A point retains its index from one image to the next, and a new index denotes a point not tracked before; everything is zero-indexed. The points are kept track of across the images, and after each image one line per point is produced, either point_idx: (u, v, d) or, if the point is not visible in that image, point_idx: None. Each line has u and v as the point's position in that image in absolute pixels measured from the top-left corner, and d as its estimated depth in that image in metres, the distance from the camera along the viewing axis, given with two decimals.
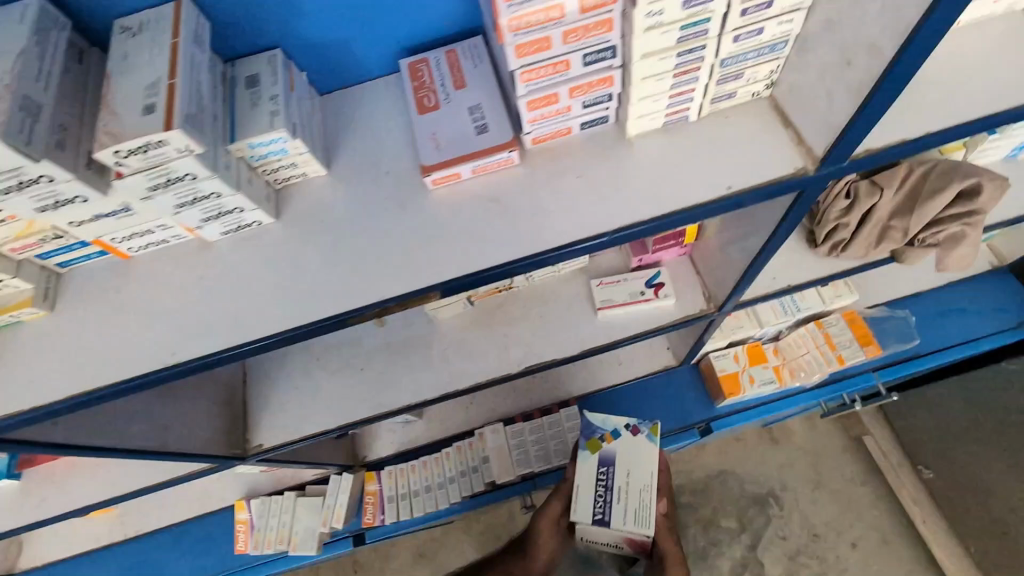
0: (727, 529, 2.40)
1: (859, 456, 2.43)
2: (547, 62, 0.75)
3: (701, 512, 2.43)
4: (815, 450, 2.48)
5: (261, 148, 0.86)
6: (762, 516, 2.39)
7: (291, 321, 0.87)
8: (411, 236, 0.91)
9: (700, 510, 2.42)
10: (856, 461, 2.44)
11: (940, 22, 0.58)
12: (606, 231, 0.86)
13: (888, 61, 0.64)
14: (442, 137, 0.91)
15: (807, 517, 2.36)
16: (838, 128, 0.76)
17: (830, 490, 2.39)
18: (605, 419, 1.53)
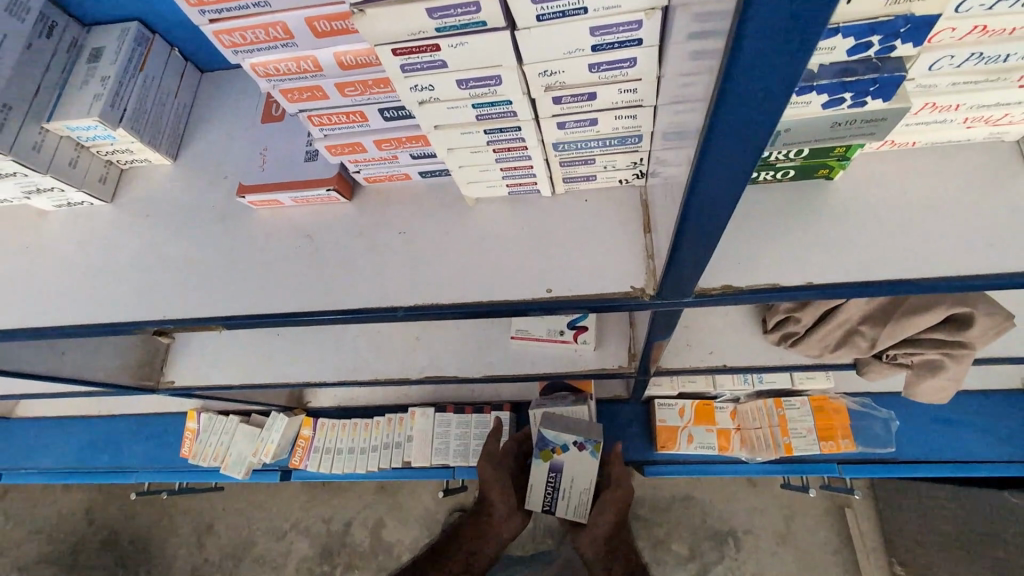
0: (676, 554, 2.30)
1: (830, 527, 2.24)
2: (334, 111, 0.63)
3: (654, 529, 2.34)
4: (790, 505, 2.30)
5: (84, 131, 0.81)
6: (715, 552, 2.28)
7: (88, 314, 0.84)
8: (220, 253, 0.85)
9: (653, 527, 2.34)
10: (829, 530, 2.25)
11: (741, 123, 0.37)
12: (403, 305, 0.75)
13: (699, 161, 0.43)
14: (271, 155, 0.83)
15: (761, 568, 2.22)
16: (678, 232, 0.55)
17: (795, 547, 2.24)
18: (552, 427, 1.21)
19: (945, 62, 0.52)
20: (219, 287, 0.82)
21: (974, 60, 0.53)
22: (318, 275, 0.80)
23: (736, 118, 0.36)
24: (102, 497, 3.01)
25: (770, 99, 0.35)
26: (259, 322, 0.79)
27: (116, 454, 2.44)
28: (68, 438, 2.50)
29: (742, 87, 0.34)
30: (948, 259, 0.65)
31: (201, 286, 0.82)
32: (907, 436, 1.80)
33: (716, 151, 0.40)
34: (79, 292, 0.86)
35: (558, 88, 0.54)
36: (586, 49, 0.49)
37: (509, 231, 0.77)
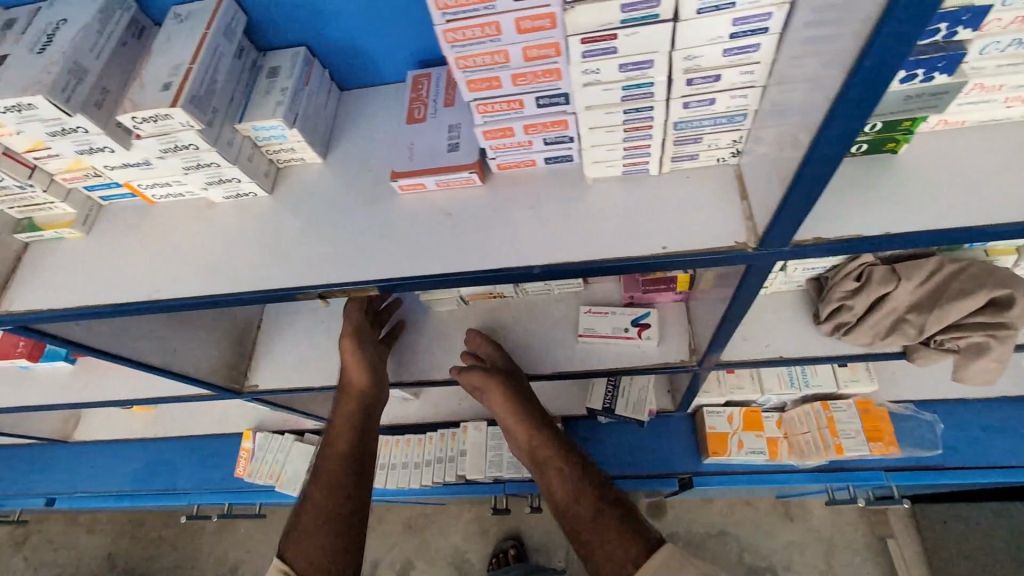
0: None
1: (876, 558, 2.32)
2: (500, 99, 0.80)
3: None
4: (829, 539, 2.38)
5: (265, 131, 0.99)
6: None
7: (258, 286, 0.98)
8: (370, 232, 0.99)
9: None
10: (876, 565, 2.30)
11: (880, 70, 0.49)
12: (538, 264, 0.89)
13: (831, 103, 0.55)
14: (417, 148, 0.99)
15: None
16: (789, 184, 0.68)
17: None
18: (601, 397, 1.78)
19: (993, 46, 0.70)
20: (373, 258, 0.96)
21: (1015, 45, 0.70)
22: (458, 245, 0.94)
23: (872, 71, 0.49)
24: (128, 543, 3.00)
25: (899, 48, 0.47)
26: (413, 283, 0.92)
27: (171, 474, 2.50)
28: (124, 459, 2.58)
29: (885, 47, 0.47)
30: (1005, 210, 0.78)
31: (358, 257, 0.97)
32: (953, 440, 1.86)
33: (849, 109, 0.54)
34: (247, 268, 1.01)
35: (693, 71, 0.71)
36: (726, 36, 0.66)
37: (624, 203, 0.92)
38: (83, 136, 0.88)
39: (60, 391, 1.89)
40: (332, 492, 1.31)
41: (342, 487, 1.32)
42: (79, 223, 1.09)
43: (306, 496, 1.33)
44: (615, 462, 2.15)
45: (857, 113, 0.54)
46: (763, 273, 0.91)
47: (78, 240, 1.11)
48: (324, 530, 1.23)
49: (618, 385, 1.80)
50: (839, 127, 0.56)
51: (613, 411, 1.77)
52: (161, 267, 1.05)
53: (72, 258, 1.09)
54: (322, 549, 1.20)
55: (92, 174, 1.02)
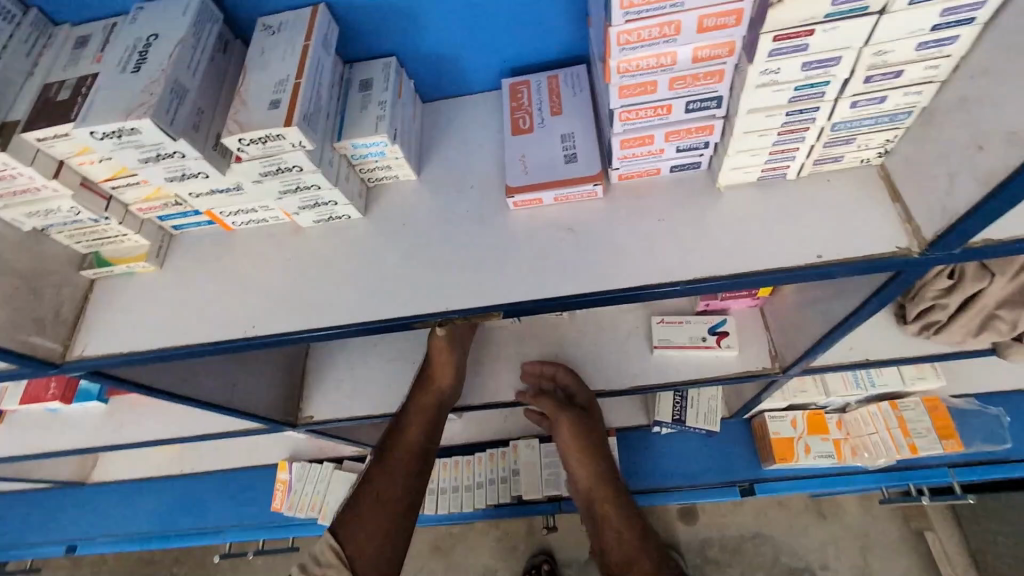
0: None
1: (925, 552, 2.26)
2: (649, 105, 0.75)
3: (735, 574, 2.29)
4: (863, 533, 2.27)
5: (364, 149, 0.92)
6: None
7: (365, 315, 0.91)
8: (482, 252, 0.92)
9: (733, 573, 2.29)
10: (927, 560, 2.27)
11: None
12: (680, 280, 0.83)
13: None
14: (530, 160, 0.92)
15: None
16: (993, 182, 0.64)
17: None
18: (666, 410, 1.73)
19: None
20: (494, 280, 0.89)
21: None
22: (587, 262, 0.88)
23: None
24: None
25: None
26: (545, 305, 0.86)
27: (200, 512, 2.37)
28: (149, 499, 2.44)
29: None
30: None
31: (476, 279, 0.90)
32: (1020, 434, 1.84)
33: None
34: (350, 296, 0.93)
35: (876, 67, 0.66)
36: (928, 28, 0.62)
37: (762, 210, 0.87)
38: (178, 162, 0.81)
39: (94, 432, 1.77)
40: (391, 487, 1.23)
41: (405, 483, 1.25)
42: (152, 256, 1.00)
43: (368, 481, 1.25)
44: (674, 473, 2.08)
45: None
46: (909, 277, 0.87)
47: (150, 274, 1.02)
48: (380, 522, 1.17)
49: (686, 395, 1.74)
50: None
51: (684, 423, 1.72)
52: (250, 300, 0.97)
53: (145, 294, 1.00)
54: (378, 549, 1.13)
55: (171, 203, 0.95)
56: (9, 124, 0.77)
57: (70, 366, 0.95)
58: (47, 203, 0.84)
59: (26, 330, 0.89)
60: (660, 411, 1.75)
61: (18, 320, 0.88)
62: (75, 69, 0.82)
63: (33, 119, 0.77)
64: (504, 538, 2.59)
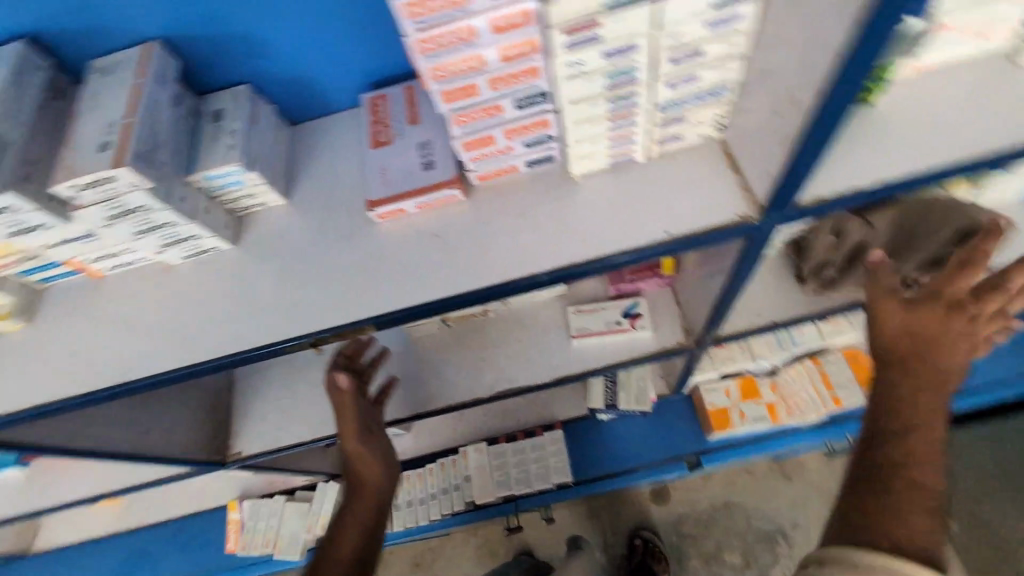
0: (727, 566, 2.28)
1: None
2: (477, 107, 0.76)
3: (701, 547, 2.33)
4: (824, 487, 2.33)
5: (219, 180, 0.91)
6: (770, 553, 2.25)
7: (240, 346, 0.89)
8: (353, 267, 0.92)
9: (699, 545, 2.32)
10: None
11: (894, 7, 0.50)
12: (543, 271, 0.85)
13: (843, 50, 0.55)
14: (390, 171, 0.93)
15: None
16: (794, 144, 0.68)
17: None
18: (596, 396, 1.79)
19: None
20: (363, 294, 0.89)
21: None
22: (454, 265, 0.88)
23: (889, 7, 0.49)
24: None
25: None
26: (416, 313, 0.86)
27: (155, 565, 2.29)
28: (99, 560, 2.34)
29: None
30: (982, 141, 0.80)
31: (347, 296, 0.89)
32: None
33: (858, 55, 0.54)
34: (225, 329, 0.92)
35: (675, 49, 0.69)
36: (706, 8, 0.65)
37: (617, 194, 0.89)
38: (12, 216, 0.78)
39: (16, 500, 1.69)
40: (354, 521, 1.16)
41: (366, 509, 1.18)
42: (18, 313, 0.96)
43: None
44: (625, 456, 2.10)
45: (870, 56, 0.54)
46: (764, 241, 0.90)
47: (19, 332, 0.99)
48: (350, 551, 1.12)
49: (615, 380, 1.77)
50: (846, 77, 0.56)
51: (617, 407, 1.75)
52: (125, 345, 0.94)
53: (14, 353, 0.97)
54: None
55: (25, 257, 0.91)
56: None
57: None
58: None
59: None
60: (593, 398, 1.79)
61: None
62: None
63: None
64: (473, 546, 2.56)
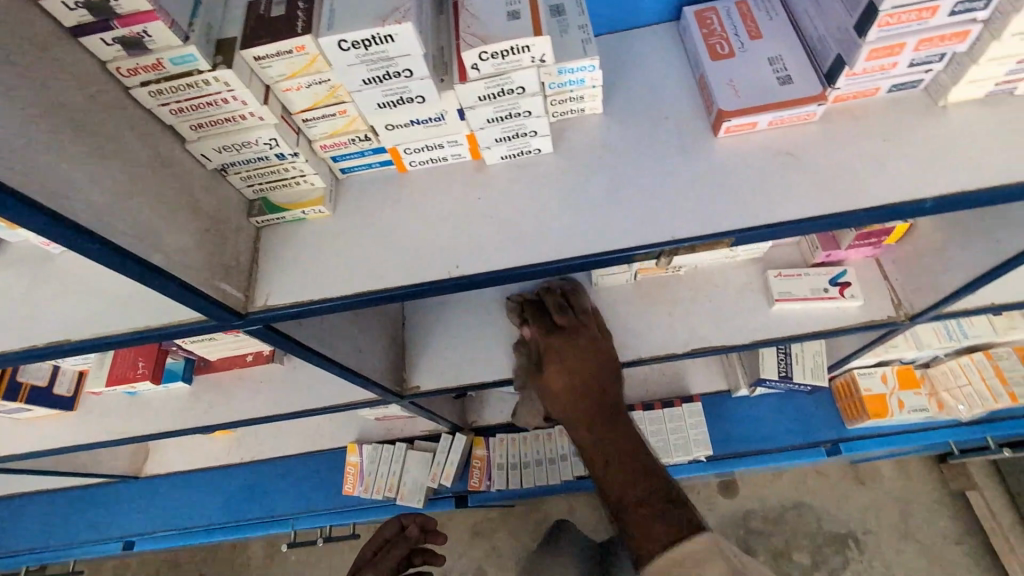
0: (800, 564, 2.35)
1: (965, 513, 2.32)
2: (915, 7, 0.71)
3: (773, 541, 2.39)
4: (905, 497, 2.39)
5: (568, 75, 0.87)
6: (840, 556, 2.33)
7: (576, 250, 0.86)
8: (695, 181, 0.88)
9: (772, 539, 2.39)
10: (966, 520, 2.32)
11: None
12: (928, 197, 0.80)
13: None
14: (740, 84, 0.88)
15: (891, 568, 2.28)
16: None
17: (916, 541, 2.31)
18: (770, 366, 1.72)
19: None
20: (714, 207, 0.85)
21: None
22: (812, 186, 0.84)
23: None
24: None
25: None
26: (775, 230, 0.83)
27: (266, 501, 2.28)
28: (210, 490, 2.33)
29: None
30: None
31: (693, 207, 0.86)
32: None
33: None
34: (558, 231, 0.89)
35: None
36: None
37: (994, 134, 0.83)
38: (402, 82, 0.75)
39: (180, 413, 1.68)
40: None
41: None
42: (327, 200, 0.94)
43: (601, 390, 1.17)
44: (760, 438, 2.05)
45: None
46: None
47: (320, 220, 0.96)
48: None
49: (789, 351, 1.73)
50: None
51: (794, 379, 1.69)
52: (441, 243, 0.91)
53: (321, 240, 0.94)
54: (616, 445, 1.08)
55: (356, 138, 0.89)
56: (226, 40, 0.71)
57: (253, 319, 0.89)
58: (248, 133, 0.79)
59: (217, 274, 0.83)
60: (768, 369, 1.71)
61: (210, 265, 0.81)
62: None
63: (254, 36, 0.72)
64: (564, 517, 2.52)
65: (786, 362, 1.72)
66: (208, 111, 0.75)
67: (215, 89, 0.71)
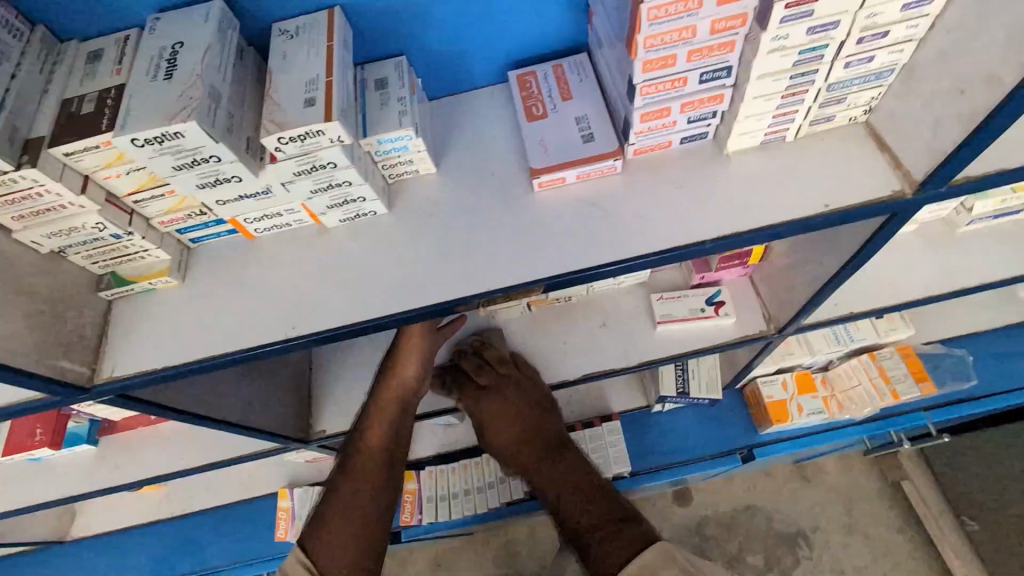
0: (753, 566, 2.34)
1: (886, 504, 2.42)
2: (667, 78, 0.81)
3: (725, 547, 2.37)
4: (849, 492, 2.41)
5: (388, 145, 0.94)
6: (791, 556, 2.33)
7: (407, 304, 0.94)
8: (513, 234, 0.97)
9: (724, 545, 2.37)
10: None
11: None
12: (707, 239, 0.91)
13: None
14: (549, 143, 0.97)
15: (838, 559, 2.30)
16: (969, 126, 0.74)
17: (864, 534, 2.32)
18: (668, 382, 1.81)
19: None
20: (529, 258, 0.94)
21: None
22: (614, 234, 0.94)
23: None
24: None
25: None
26: (579, 276, 0.92)
27: (199, 554, 2.25)
28: (140, 548, 2.29)
29: None
30: None
31: (510, 259, 0.95)
32: (984, 370, 2.00)
33: None
34: (391, 287, 0.96)
35: (867, 29, 0.75)
36: None
37: (767, 178, 0.94)
38: (213, 167, 0.81)
39: (85, 476, 1.67)
40: (360, 511, 1.34)
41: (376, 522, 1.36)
42: (175, 270, 0.99)
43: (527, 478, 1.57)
44: (678, 449, 2.14)
45: None
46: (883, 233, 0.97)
47: (171, 289, 1.01)
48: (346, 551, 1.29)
49: (686, 367, 1.81)
50: None
51: (689, 394, 1.78)
52: (286, 305, 0.97)
53: (171, 308, 0.99)
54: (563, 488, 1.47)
55: (193, 213, 0.94)
56: (35, 140, 0.76)
57: (100, 390, 0.93)
58: (73, 219, 0.83)
59: (55, 353, 0.86)
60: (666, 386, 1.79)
61: (45, 345, 0.85)
62: (94, 83, 0.82)
63: (63, 134, 0.77)
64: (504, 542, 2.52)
65: (681, 378, 1.80)
66: (26, 204, 0.79)
67: (25, 184, 0.76)
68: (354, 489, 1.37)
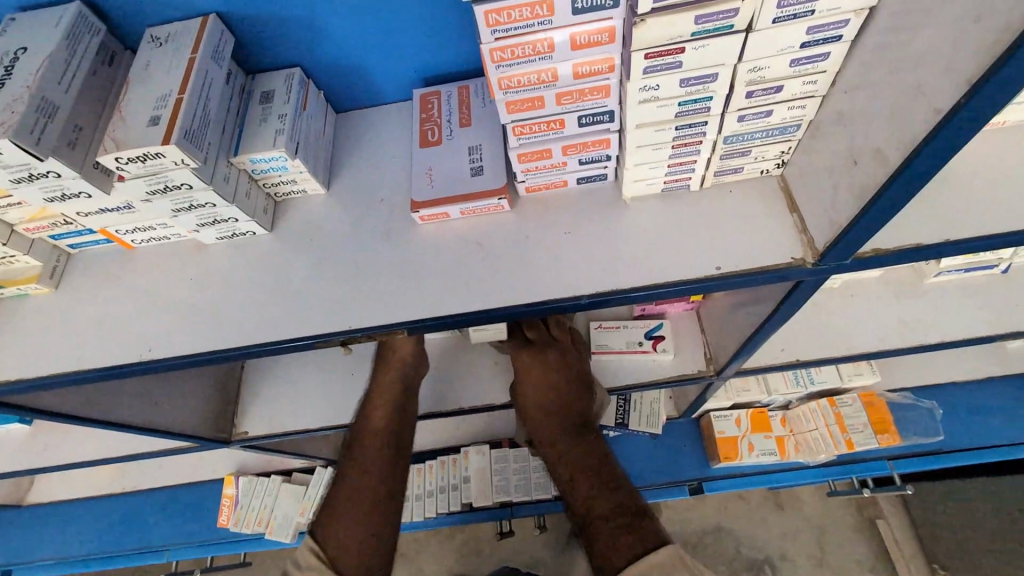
0: None
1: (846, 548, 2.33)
2: (540, 120, 0.73)
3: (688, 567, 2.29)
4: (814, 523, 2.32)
5: (261, 164, 0.88)
6: None
7: (268, 335, 0.88)
8: (388, 268, 0.91)
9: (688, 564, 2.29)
10: None
11: (971, 118, 0.50)
12: (586, 294, 0.83)
13: (924, 134, 0.54)
14: (437, 173, 0.91)
15: None
16: (858, 201, 0.65)
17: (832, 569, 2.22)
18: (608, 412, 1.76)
19: None
20: (398, 297, 0.88)
21: None
22: (492, 278, 0.87)
23: (988, 96, 0.47)
24: None
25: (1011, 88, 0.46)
26: (446, 322, 0.85)
27: (145, 531, 2.28)
28: (90, 520, 2.34)
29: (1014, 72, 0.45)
30: None
31: (379, 296, 0.89)
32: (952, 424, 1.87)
33: (914, 169, 0.56)
34: (256, 314, 0.91)
35: (756, 83, 0.66)
36: (797, 46, 0.62)
37: (663, 229, 0.86)
38: (53, 182, 0.76)
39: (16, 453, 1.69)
40: (371, 490, 1.19)
41: (390, 508, 1.19)
42: (46, 277, 0.96)
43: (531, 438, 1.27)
44: None
45: (948, 143, 0.52)
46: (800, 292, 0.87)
47: (45, 295, 0.98)
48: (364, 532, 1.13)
49: (628, 399, 1.75)
50: (928, 150, 0.53)
51: (627, 426, 1.72)
52: (150, 323, 0.93)
53: (41, 316, 0.96)
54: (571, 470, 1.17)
55: (59, 222, 0.90)
56: None
57: None
58: None
59: None
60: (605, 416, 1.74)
61: None
62: None
63: None
64: (452, 548, 2.50)
65: (620, 410, 1.75)
66: None
67: None
68: (364, 468, 1.22)
